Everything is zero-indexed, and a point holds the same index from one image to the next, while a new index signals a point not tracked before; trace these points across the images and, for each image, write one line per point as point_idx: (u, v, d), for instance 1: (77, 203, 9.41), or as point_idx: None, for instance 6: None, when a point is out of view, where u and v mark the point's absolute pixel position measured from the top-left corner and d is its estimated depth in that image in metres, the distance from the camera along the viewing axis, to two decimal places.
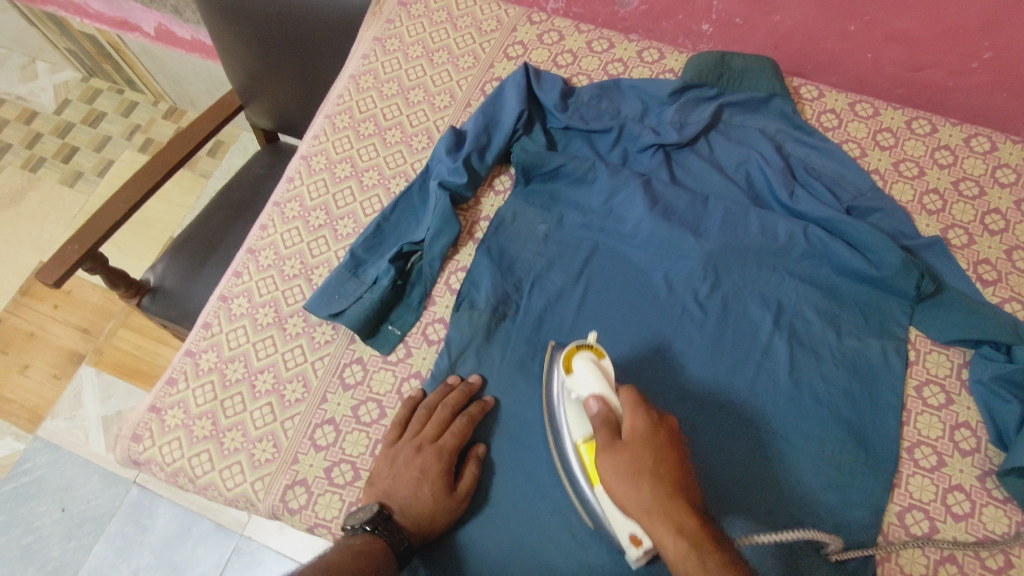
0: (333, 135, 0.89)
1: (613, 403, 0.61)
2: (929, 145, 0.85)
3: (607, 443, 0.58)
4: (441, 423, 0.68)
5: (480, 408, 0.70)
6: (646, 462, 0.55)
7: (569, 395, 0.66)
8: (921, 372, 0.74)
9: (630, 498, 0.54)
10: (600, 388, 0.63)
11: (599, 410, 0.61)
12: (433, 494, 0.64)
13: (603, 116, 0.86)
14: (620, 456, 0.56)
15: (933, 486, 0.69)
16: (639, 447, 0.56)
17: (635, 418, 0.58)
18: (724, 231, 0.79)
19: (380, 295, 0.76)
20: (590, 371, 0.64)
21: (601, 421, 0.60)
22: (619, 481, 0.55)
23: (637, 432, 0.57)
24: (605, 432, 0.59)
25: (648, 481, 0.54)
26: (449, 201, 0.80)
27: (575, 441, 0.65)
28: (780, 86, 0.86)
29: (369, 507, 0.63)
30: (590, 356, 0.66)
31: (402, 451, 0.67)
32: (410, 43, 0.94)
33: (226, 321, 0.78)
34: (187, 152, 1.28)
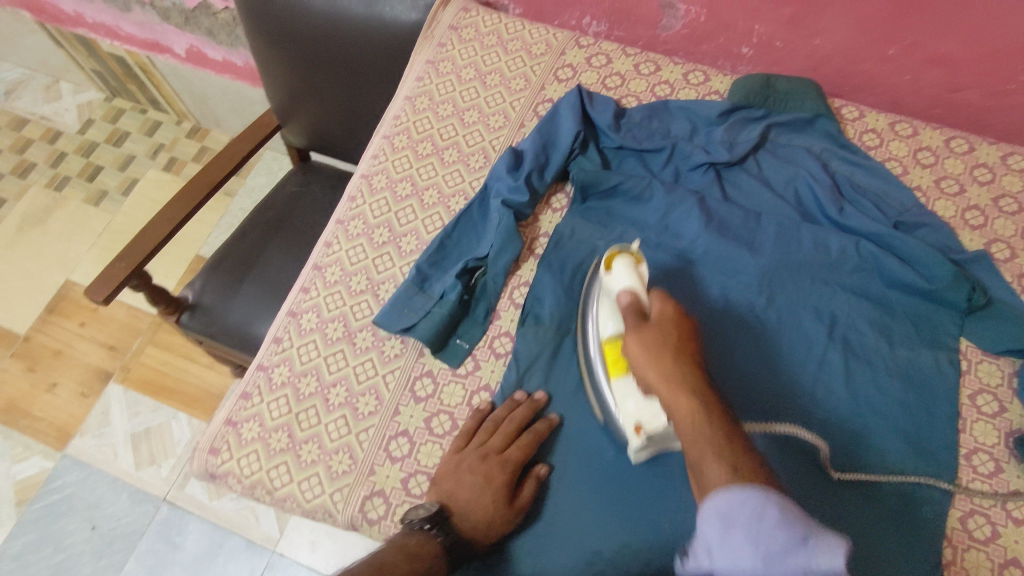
0: (392, 155, 0.91)
1: (643, 300, 0.66)
2: (968, 163, 0.89)
3: (636, 323, 0.64)
4: (509, 435, 0.70)
5: (548, 425, 0.71)
6: (670, 343, 0.60)
7: (604, 295, 0.72)
8: (974, 382, 0.77)
9: (657, 368, 0.59)
10: (632, 283, 0.67)
11: (630, 302, 0.66)
12: (494, 501, 0.66)
13: (654, 136, 0.90)
14: (644, 334, 0.62)
15: (993, 491, 0.71)
16: (663, 326, 0.62)
17: (664, 307, 0.64)
18: (777, 246, 0.82)
19: (449, 310, 0.78)
20: (626, 271, 0.69)
21: (631, 308, 0.65)
22: (645, 350, 0.61)
23: (665, 314, 0.63)
24: (633, 316, 0.65)
25: (674, 359, 0.59)
26: (512, 218, 0.82)
27: (602, 337, 0.70)
28: (824, 107, 0.89)
29: (427, 505, 0.66)
30: (630, 259, 0.70)
31: (468, 458, 0.69)
32: (463, 66, 0.98)
33: (296, 335, 0.80)
34: (227, 172, 1.30)
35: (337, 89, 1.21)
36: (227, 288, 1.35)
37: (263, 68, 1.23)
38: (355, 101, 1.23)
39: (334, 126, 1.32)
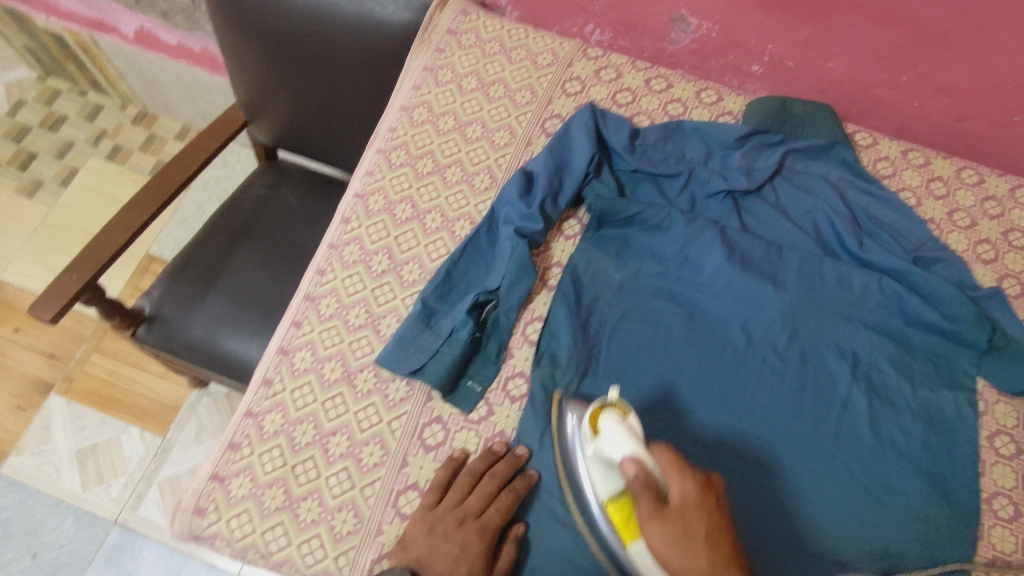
0: (390, 172, 0.84)
1: (651, 467, 0.58)
2: (978, 195, 0.88)
3: (655, 503, 0.55)
4: (485, 496, 0.65)
5: (526, 484, 0.67)
6: (700, 531, 0.53)
7: (592, 453, 0.63)
8: (991, 423, 0.77)
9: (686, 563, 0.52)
10: (634, 448, 0.59)
11: (638, 474, 0.57)
12: (470, 573, 0.61)
13: (669, 159, 0.85)
14: (669, 523, 0.54)
15: (1013, 536, 0.71)
16: (688, 514, 0.54)
17: (685, 485, 0.56)
18: (799, 282, 0.79)
19: (460, 350, 0.72)
20: (615, 428, 0.61)
21: (640, 485, 0.56)
22: (678, 548, 0.53)
23: (689, 501, 0.55)
24: (649, 496, 0.56)
25: (707, 544, 0.53)
26: (525, 248, 0.77)
27: (602, 500, 0.62)
28: (841, 134, 0.88)
29: (399, 574, 0.58)
30: (617, 414, 0.62)
31: (443, 521, 0.64)
32: (464, 76, 0.92)
33: (289, 376, 0.73)
34: (190, 174, 1.18)
35: (316, 89, 1.10)
36: (191, 300, 1.23)
37: (232, 63, 1.11)
38: (335, 103, 1.12)
39: (309, 127, 1.20)
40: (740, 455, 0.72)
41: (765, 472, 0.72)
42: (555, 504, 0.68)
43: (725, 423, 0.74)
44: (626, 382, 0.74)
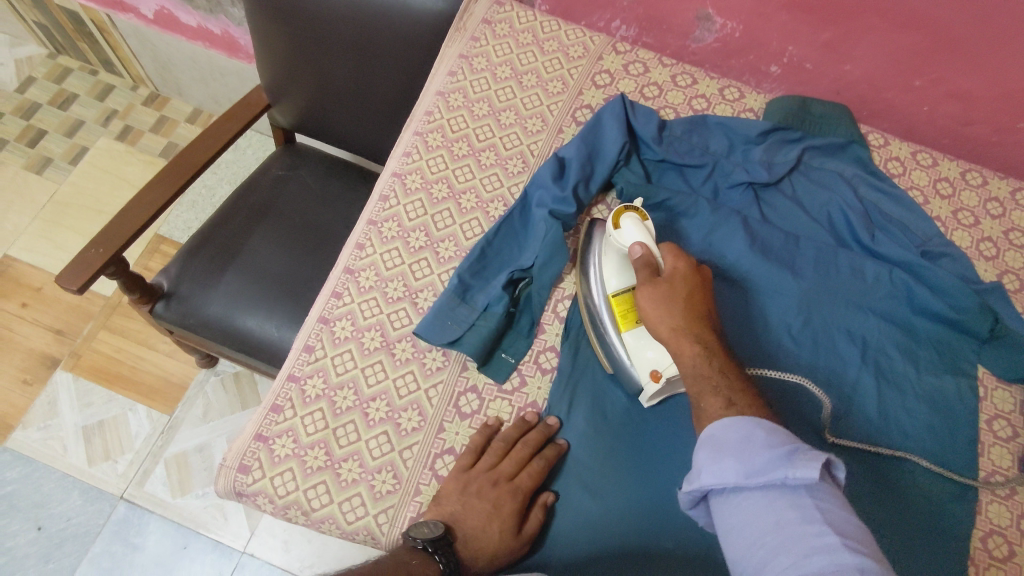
0: (427, 153, 0.88)
1: (654, 253, 0.70)
2: (982, 196, 0.93)
3: (650, 273, 0.68)
4: (519, 461, 0.68)
5: (557, 453, 0.70)
6: (680, 296, 0.66)
7: (610, 249, 0.74)
8: (990, 408, 0.81)
9: (665, 318, 0.65)
10: (643, 239, 0.71)
11: (642, 254, 0.69)
12: (501, 530, 0.64)
13: (694, 151, 0.89)
14: (661, 287, 0.67)
15: (1009, 512, 0.76)
16: (676, 280, 0.67)
17: (676, 263, 0.69)
18: (816, 270, 0.84)
19: (495, 323, 0.75)
20: (635, 228, 0.71)
21: (644, 263, 0.69)
22: (662, 303, 0.66)
23: (678, 270, 0.68)
24: (647, 267, 0.69)
25: (686, 307, 0.65)
26: (558, 228, 0.80)
27: (606, 292, 0.73)
28: (857, 134, 0.93)
29: (434, 524, 0.62)
30: (637, 216, 0.73)
31: (477, 481, 0.67)
32: (498, 64, 0.95)
33: (330, 345, 0.75)
34: (214, 156, 1.20)
35: (343, 72, 1.12)
36: (209, 278, 1.24)
37: (261, 43, 1.13)
38: (361, 86, 1.14)
39: (333, 110, 1.22)
40: None
41: None
42: (585, 471, 0.70)
43: None
44: None
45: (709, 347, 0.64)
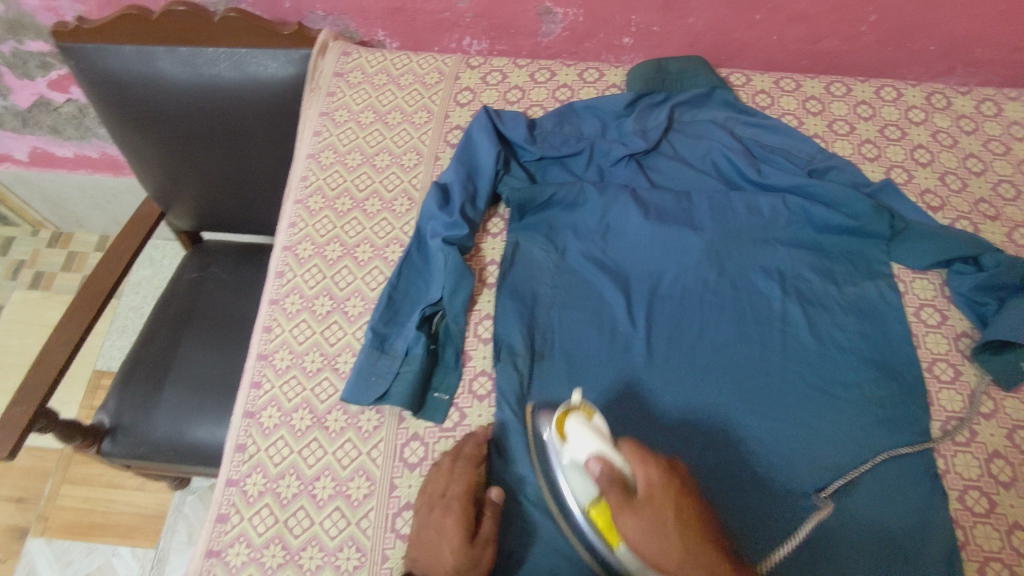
0: (312, 219, 0.87)
1: (615, 462, 0.59)
2: (850, 103, 0.96)
3: (625, 500, 0.56)
4: (441, 475, 0.68)
5: (473, 448, 0.70)
6: (667, 521, 0.55)
7: (564, 461, 0.64)
8: (913, 300, 0.82)
9: (664, 560, 0.54)
10: (598, 446, 0.61)
11: (603, 472, 0.59)
12: (453, 539, 0.62)
13: (570, 140, 0.90)
14: (643, 514, 0.55)
15: (959, 394, 0.76)
16: (656, 507, 0.55)
17: (648, 475, 0.58)
18: (714, 219, 0.84)
19: (419, 366, 0.74)
20: (584, 431, 0.62)
21: (608, 481, 0.58)
22: (648, 541, 0.54)
23: (651, 485, 0.57)
24: (615, 490, 0.57)
25: (681, 539, 0.54)
26: (457, 254, 0.80)
27: (585, 505, 0.63)
28: (717, 79, 0.93)
29: None
30: (580, 417, 0.64)
31: (422, 510, 0.67)
32: (360, 111, 0.95)
33: (260, 437, 0.73)
34: (127, 258, 1.16)
35: (215, 156, 1.11)
36: (148, 399, 1.20)
37: (129, 151, 1.12)
38: (237, 163, 1.12)
39: (221, 197, 1.19)
40: (703, 390, 0.76)
41: (725, 399, 0.76)
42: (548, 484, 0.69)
43: (681, 366, 0.78)
44: (580, 362, 0.78)
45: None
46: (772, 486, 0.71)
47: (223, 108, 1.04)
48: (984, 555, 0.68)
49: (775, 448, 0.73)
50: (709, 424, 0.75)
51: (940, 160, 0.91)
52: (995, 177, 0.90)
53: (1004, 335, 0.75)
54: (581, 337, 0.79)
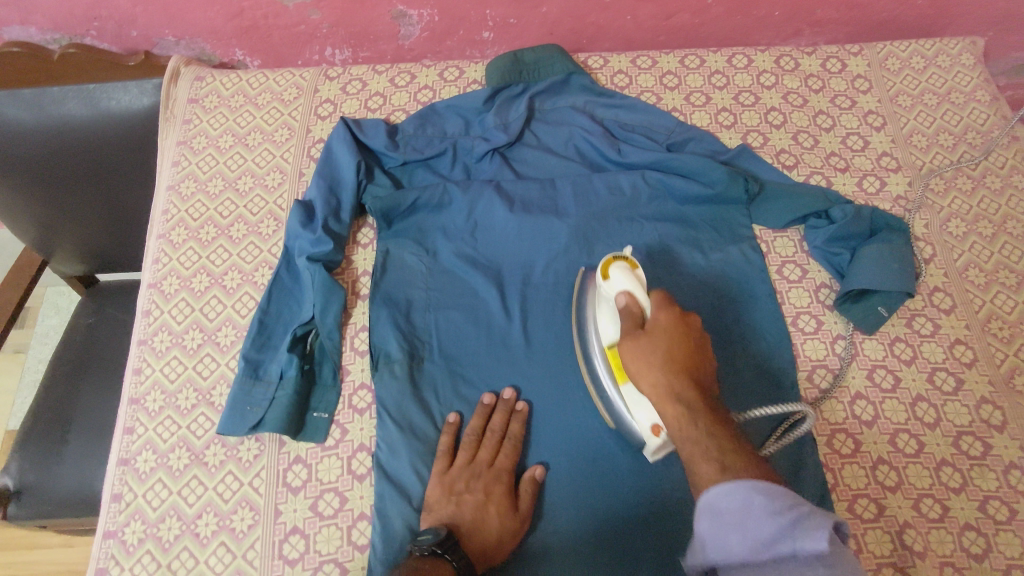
0: (176, 252, 0.85)
1: (642, 301, 0.65)
2: (704, 74, 0.98)
3: (635, 330, 0.63)
4: (493, 446, 0.71)
5: (522, 424, 0.72)
6: (664, 356, 0.59)
7: (603, 299, 0.70)
8: (776, 258, 0.85)
9: (652, 385, 0.59)
10: (630, 286, 0.66)
11: (626, 306, 0.65)
12: (499, 516, 0.66)
13: (433, 141, 0.90)
14: (639, 341, 0.61)
15: (822, 343, 0.80)
16: (657, 336, 0.61)
17: (659, 314, 0.63)
18: (578, 204, 0.86)
19: (293, 387, 0.73)
20: (625, 275, 0.67)
21: (625, 314, 0.64)
22: (641, 361, 0.60)
23: (659, 323, 0.62)
24: (629, 321, 0.64)
25: (671, 371, 0.58)
26: (324, 270, 0.79)
27: (604, 342, 0.70)
28: (572, 65, 0.95)
29: (432, 532, 0.63)
30: (625, 264, 0.69)
31: (460, 478, 0.69)
32: (218, 136, 0.93)
33: (136, 483, 0.71)
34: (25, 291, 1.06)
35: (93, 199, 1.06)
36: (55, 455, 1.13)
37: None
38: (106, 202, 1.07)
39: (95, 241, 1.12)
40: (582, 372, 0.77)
41: None
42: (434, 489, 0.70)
43: (557, 351, 0.78)
44: (459, 360, 0.77)
45: (688, 407, 0.56)
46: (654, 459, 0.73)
47: (91, 145, 1.00)
48: (853, 493, 0.71)
49: None
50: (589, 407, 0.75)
51: (792, 120, 0.95)
52: (844, 131, 0.94)
53: (865, 283, 0.78)
54: (459, 335, 0.79)
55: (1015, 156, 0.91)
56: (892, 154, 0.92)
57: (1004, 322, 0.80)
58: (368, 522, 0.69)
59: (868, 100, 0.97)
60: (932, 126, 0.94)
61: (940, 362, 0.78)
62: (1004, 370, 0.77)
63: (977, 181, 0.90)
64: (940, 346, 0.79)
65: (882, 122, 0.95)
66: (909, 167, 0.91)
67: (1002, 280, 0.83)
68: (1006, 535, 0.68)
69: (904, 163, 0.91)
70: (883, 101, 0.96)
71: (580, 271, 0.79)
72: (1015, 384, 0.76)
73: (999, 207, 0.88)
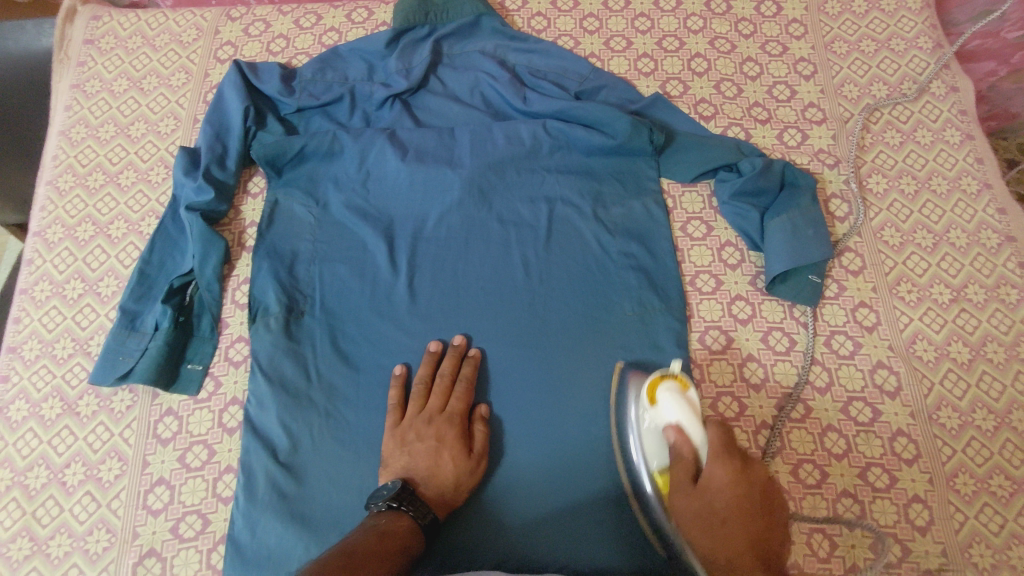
0: (62, 200, 0.83)
1: (693, 437, 0.60)
2: (628, 17, 0.93)
3: (686, 482, 0.58)
4: (443, 391, 0.69)
5: (474, 367, 0.71)
6: (709, 502, 0.55)
7: (648, 421, 0.65)
8: (681, 214, 0.81)
9: (706, 552, 0.54)
10: (681, 417, 0.61)
11: (676, 442, 0.60)
12: (451, 459, 0.65)
13: (332, 86, 0.85)
14: (694, 498, 0.56)
15: (719, 304, 0.76)
16: (709, 498, 0.55)
17: (714, 467, 0.56)
18: (474, 153, 0.82)
19: (165, 340, 0.72)
20: (673, 401, 0.62)
21: (677, 457, 0.59)
22: (695, 531, 0.55)
23: (711, 480, 0.56)
24: (683, 469, 0.58)
25: (729, 539, 0.53)
26: (203, 220, 0.77)
27: (656, 473, 0.65)
28: (482, 6, 0.89)
29: (391, 484, 0.62)
30: (675, 387, 0.64)
31: (413, 425, 0.67)
32: (112, 79, 0.89)
33: (8, 432, 0.71)
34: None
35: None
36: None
37: None
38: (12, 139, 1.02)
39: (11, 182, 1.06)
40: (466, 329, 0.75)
41: (493, 340, 0.74)
42: (302, 443, 0.69)
43: (442, 307, 0.76)
44: (341, 314, 0.75)
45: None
46: (545, 437, 0.70)
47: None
48: None
49: (559, 407, 0.71)
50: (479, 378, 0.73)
51: (716, 68, 0.89)
52: (771, 80, 0.88)
53: (786, 266, 0.74)
54: (344, 289, 0.76)
55: (951, 109, 0.85)
56: (820, 106, 0.87)
57: (913, 284, 0.76)
58: (233, 475, 0.69)
59: (801, 46, 0.91)
60: (866, 75, 0.88)
61: (840, 325, 0.75)
62: (906, 335, 0.74)
63: (906, 135, 0.84)
64: (842, 310, 0.76)
65: (813, 70, 0.89)
66: (835, 119, 0.86)
67: (918, 241, 0.78)
68: (882, 502, 0.67)
69: (831, 115, 0.86)
70: (816, 48, 0.90)
71: (620, 367, 0.72)
72: (914, 350, 0.73)
73: (926, 163, 0.83)
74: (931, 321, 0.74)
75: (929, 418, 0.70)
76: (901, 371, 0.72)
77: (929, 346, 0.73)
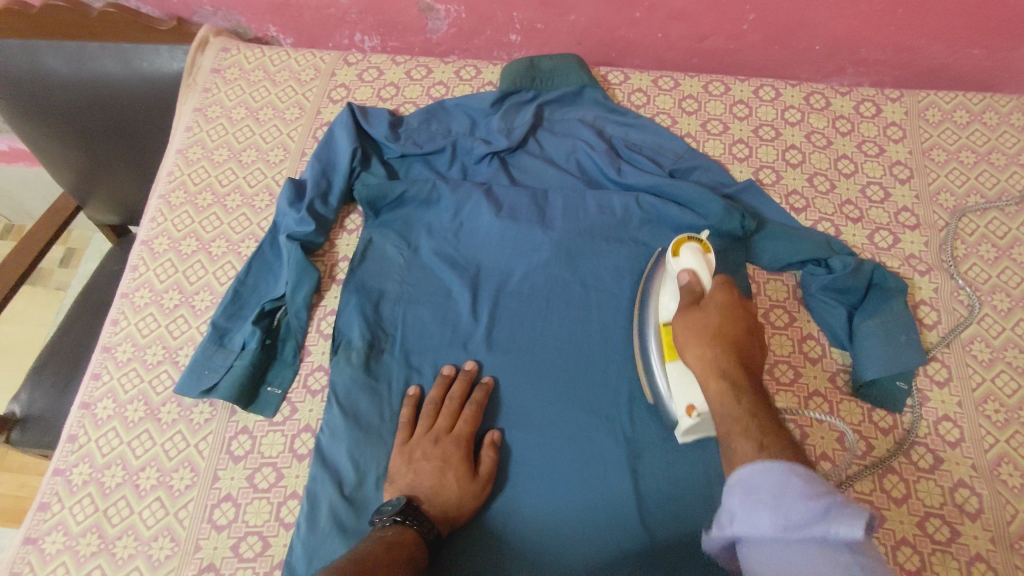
0: (171, 213, 0.88)
1: (703, 279, 0.67)
2: (727, 102, 0.95)
3: (689, 306, 0.66)
4: (451, 413, 0.72)
5: (485, 393, 0.73)
6: (710, 330, 0.63)
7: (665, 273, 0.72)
8: (764, 301, 0.81)
9: (700, 361, 0.62)
10: (697, 266, 0.68)
11: (688, 281, 0.68)
12: (456, 481, 0.67)
13: (435, 137, 0.89)
14: (690, 318, 0.65)
15: (796, 397, 0.75)
16: (710, 312, 0.64)
17: (717, 293, 0.66)
18: (566, 218, 0.84)
19: (251, 359, 0.75)
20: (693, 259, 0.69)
21: (685, 291, 0.67)
22: (691, 339, 0.64)
23: (713, 303, 0.65)
24: (686, 296, 0.67)
25: (720, 349, 0.62)
26: (301, 250, 0.80)
27: (660, 320, 0.71)
28: (587, 78, 0.93)
29: (395, 500, 0.64)
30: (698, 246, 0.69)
31: (420, 444, 0.69)
32: (232, 107, 0.96)
33: (92, 428, 0.74)
34: (59, 226, 1.11)
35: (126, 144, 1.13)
36: (67, 388, 1.07)
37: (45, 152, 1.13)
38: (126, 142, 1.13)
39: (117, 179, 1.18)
40: (538, 390, 0.75)
41: (561, 398, 0.75)
42: (369, 478, 0.70)
43: (518, 361, 0.77)
44: (418, 358, 0.77)
45: (732, 388, 0.59)
46: (596, 494, 0.70)
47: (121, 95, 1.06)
48: None
49: (612, 468, 0.71)
50: (541, 431, 0.73)
51: (811, 160, 0.90)
52: (864, 179, 0.89)
53: (873, 374, 0.73)
54: (427, 334, 0.78)
55: None
56: (913, 211, 0.86)
57: (1002, 405, 0.74)
58: (297, 502, 0.70)
59: (898, 149, 0.91)
60: (963, 185, 0.88)
61: (920, 437, 0.73)
62: (991, 456, 0.71)
63: (1003, 250, 0.83)
64: (924, 420, 0.73)
65: (908, 174, 0.89)
66: (928, 226, 0.85)
67: (1009, 359, 0.76)
68: None
69: (924, 221, 0.86)
70: (914, 153, 0.91)
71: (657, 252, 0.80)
72: (999, 473, 0.70)
73: (1021, 281, 0.81)
74: (1018, 445, 0.72)
75: (1011, 547, 0.67)
76: (984, 494, 0.69)
77: (1015, 471, 0.70)
